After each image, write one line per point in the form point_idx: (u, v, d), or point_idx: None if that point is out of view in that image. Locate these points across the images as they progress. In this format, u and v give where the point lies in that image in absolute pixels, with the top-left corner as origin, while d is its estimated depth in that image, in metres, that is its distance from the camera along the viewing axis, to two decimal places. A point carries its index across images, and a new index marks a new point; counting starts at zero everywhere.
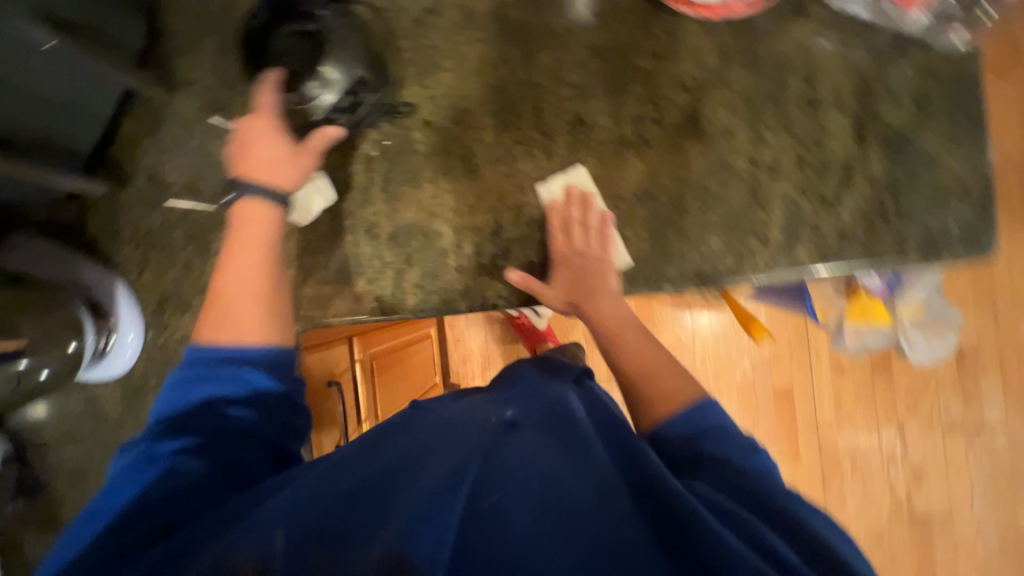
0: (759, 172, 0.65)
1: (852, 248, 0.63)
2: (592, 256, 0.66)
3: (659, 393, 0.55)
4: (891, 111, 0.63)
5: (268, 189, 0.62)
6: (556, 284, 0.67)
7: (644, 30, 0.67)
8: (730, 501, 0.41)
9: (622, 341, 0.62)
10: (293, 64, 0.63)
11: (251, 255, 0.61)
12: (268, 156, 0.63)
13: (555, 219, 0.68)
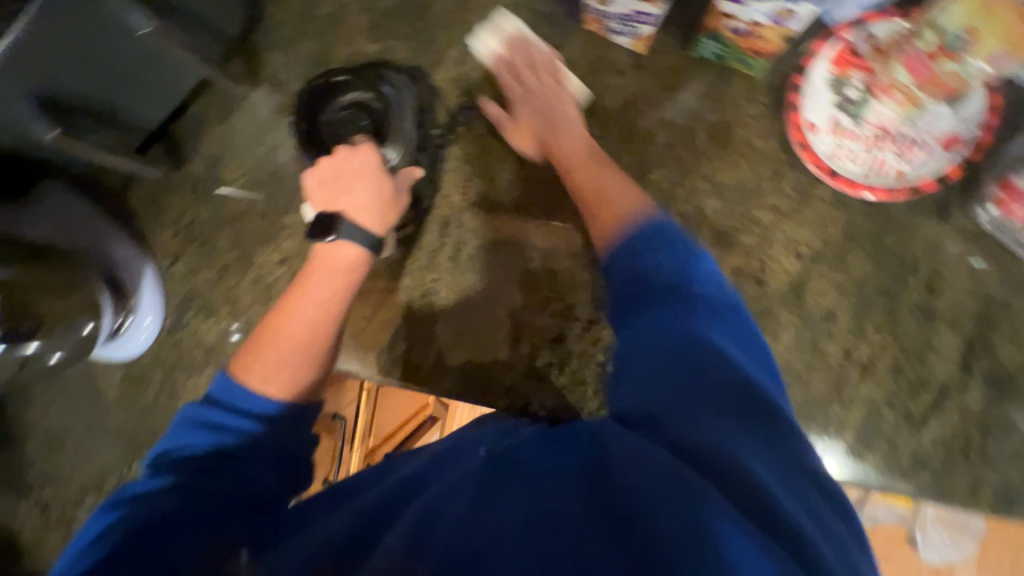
0: (849, 366, 0.60)
1: (923, 475, 0.59)
2: (544, 91, 0.64)
3: (606, 218, 0.54)
4: (1008, 347, 0.58)
5: (364, 229, 0.55)
6: (520, 123, 0.65)
7: (771, 180, 0.62)
8: (675, 417, 0.35)
9: (584, 173, 0.59)
10: (349, 135, 0.60)
11: (308, 303, 0.53)
12: (355, 193, 0.56)
13: (501, 69, 0.66)
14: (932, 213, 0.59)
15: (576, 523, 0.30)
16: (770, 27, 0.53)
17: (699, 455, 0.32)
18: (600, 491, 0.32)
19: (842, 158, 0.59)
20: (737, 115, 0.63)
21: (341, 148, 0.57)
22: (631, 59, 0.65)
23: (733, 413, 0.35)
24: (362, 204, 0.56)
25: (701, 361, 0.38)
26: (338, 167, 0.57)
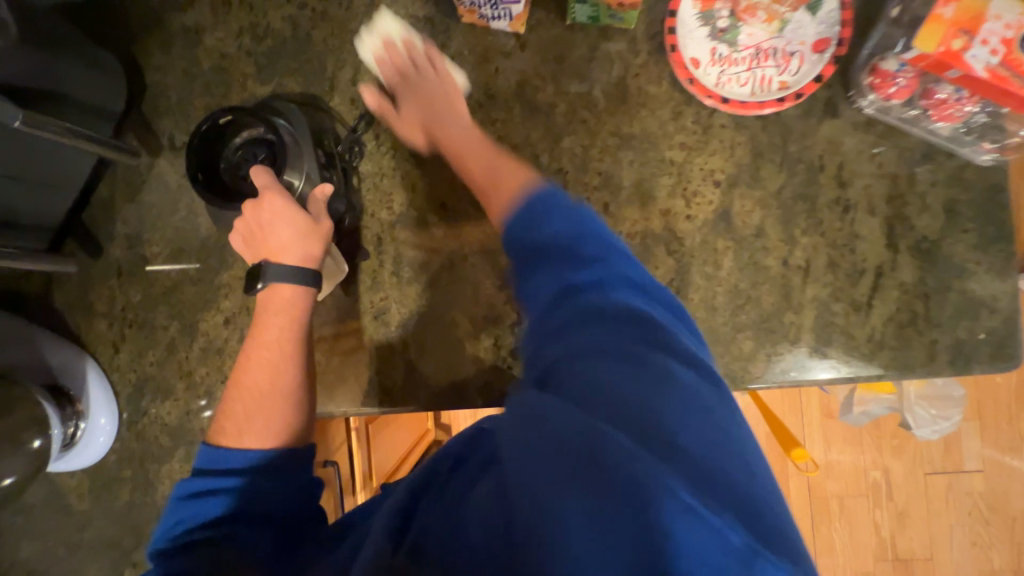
0: (791, 274, 0.63)
1: (882, 356, 0.62)
2: (432, 78, 0.63)
3: (496, 187, 0.54)
4: (923, 218, 0.61)
5: (293, 273, 0.57)
6: (404, 112, 0.63)
7: (673, 120, 0.64)
8: (598, 367, 0.37)
9: (461, 161, 0.60)
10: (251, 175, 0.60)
11: (264, 365, 0.56)
12: (273, 239, 0.56)
13: (386, 65, 0.65)
14: (823, 113, 0.62)
15: (533, 500, 0.31)
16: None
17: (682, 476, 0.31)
18: (553, 457, 0.32)
19: (729, 84, 0.62)
20: (626, 67, 0.65)
21: (246, 202, 0.56)
22: (514, 39, 0.66)
23: (655, 355, 0.37)
24: (286, 248, 0.56)
25: (610, 325, 0.39)
26: (250, 212, 0.56)
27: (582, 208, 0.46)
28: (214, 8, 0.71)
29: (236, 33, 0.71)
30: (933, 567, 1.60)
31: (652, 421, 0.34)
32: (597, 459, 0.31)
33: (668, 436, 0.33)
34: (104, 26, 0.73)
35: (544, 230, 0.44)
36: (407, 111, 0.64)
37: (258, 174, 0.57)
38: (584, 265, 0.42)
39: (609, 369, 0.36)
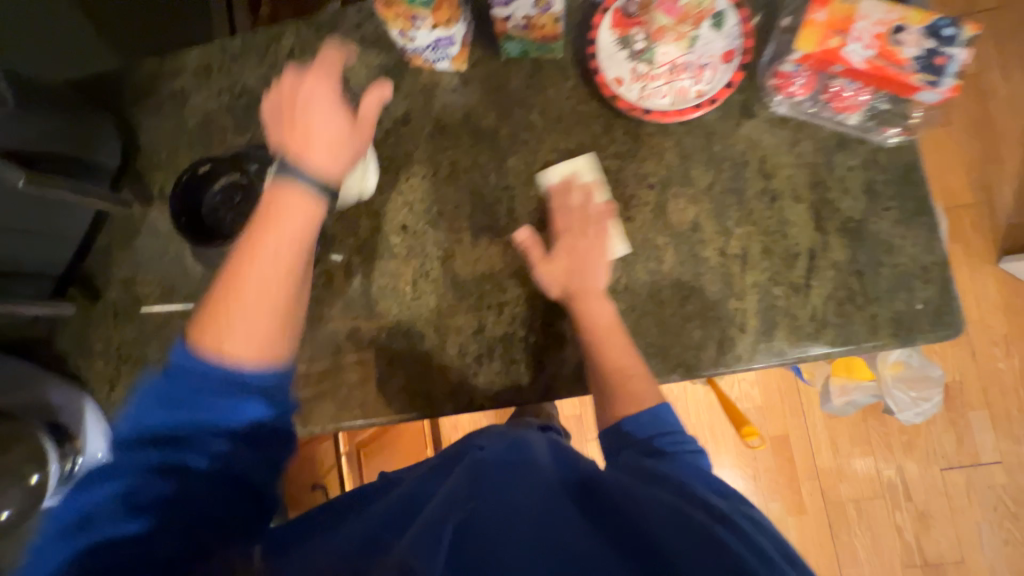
0: (730, 263, 0.67)
1: (827, 333, 0.64)
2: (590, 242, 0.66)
3: (625, 402, 0.59)
4: (846, 201, 0.65)
5: (317, 179, 0.57)
6: (556, 262, 0.66)
7: (606, 133, 0.71)
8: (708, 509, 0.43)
9: (603, 342, 0.63)
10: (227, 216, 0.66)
11: (275, 257, 0.55)
12: (315, 116, 0.58)
13: (555, 202, 0.69)
14: (740, 115, 0.68)
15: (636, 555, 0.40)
16: (540, 14, 0.63)
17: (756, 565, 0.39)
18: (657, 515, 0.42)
19: (651, 96, 0.69)
20: (559, 91, 0.72)
21: (290, 79, 0.60)
22: (458, 76, 0.74)
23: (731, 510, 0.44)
24: (331, 138, 0.58)
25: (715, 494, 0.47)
26: (303, 88, 0.59)
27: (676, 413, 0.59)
28: (198, 74, 0.81)
29: (217, 94, 0.81)
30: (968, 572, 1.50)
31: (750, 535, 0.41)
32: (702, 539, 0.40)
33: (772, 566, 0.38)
34: (102, 97, 0.83)
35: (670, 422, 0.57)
36: (556, 261, 0.66)
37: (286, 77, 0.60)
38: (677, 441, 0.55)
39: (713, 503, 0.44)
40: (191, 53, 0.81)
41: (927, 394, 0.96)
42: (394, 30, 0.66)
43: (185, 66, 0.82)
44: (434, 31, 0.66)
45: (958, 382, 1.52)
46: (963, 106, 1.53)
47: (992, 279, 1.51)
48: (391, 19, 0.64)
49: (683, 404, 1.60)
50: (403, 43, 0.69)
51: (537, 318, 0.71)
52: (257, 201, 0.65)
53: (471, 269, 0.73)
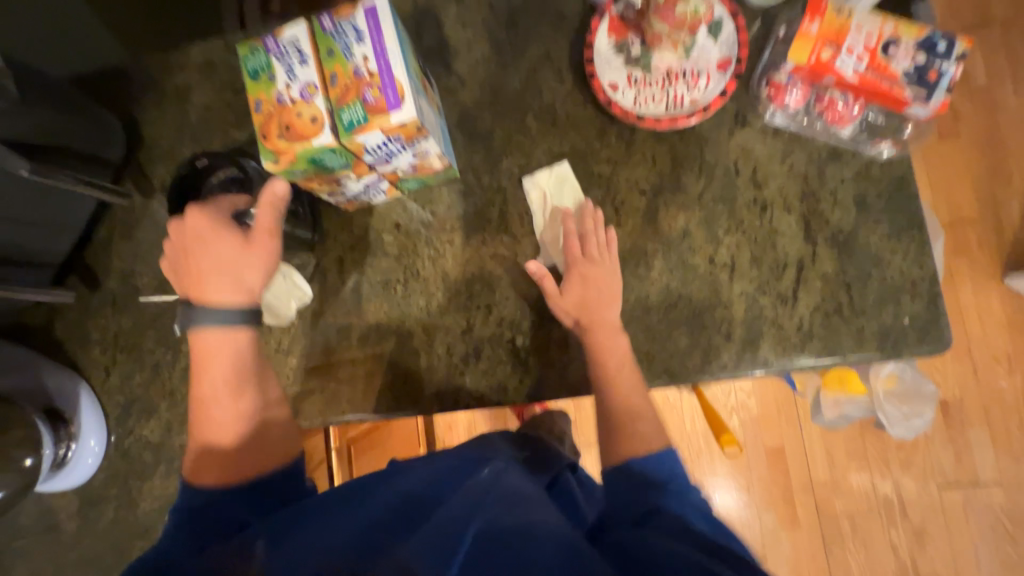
0: (718, 272, 0.67)
1: (813, 344, 0.64)
2: (601, 267, 0.66)
3: (620, 402, 0.62)
4: (835, 213, 0.65)
5: (238, 301, 0.62)
6: (567, 294, 0.65)
7: (598, 139, 0.71)
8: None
9: (605, 350, 0.63)
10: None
11: (223, 388, 0.62)
12: (236, 266, 0.61)
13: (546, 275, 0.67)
14: (733, 124, 0.68)
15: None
16: (422, 161, 0.63)
17: (744, 564, 0.41)
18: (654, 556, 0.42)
19: (645, 104, 0.69)
20: (554, 96, 0.73)
21: (221, 231, 0.61)
22: (455, 79, 0.75)
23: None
24: (233, 269, 0.61)
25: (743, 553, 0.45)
26: (220, 234, 0.61)
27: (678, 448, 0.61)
28: (201, 71, 0.83)
29: (219, 89, 0.82)
30: None
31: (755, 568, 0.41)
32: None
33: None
34: (110, 91, 0.85)
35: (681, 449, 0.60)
36: (567, 291, 0.65)
37: (212, 215, 0.62)
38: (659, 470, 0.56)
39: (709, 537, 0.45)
40: (195, 49, 0.83)
41: (915, 407, 0.97)
42: (323, 192, 0.65)
43: (189, 62, 0.83)
44: (361, 180, 0.63)
45: (957, 399, 1.50)
46: (972, 120, 1.51)
47: (996, 296, 1.49)
48: (317, 187, 0.63)
49: (678, 413, 1.58)
50: (337, 196, 0.68)
51: (525, 321, 0.71)
52: (249, 201, 0.65)
53: (463, 270, 0.73)
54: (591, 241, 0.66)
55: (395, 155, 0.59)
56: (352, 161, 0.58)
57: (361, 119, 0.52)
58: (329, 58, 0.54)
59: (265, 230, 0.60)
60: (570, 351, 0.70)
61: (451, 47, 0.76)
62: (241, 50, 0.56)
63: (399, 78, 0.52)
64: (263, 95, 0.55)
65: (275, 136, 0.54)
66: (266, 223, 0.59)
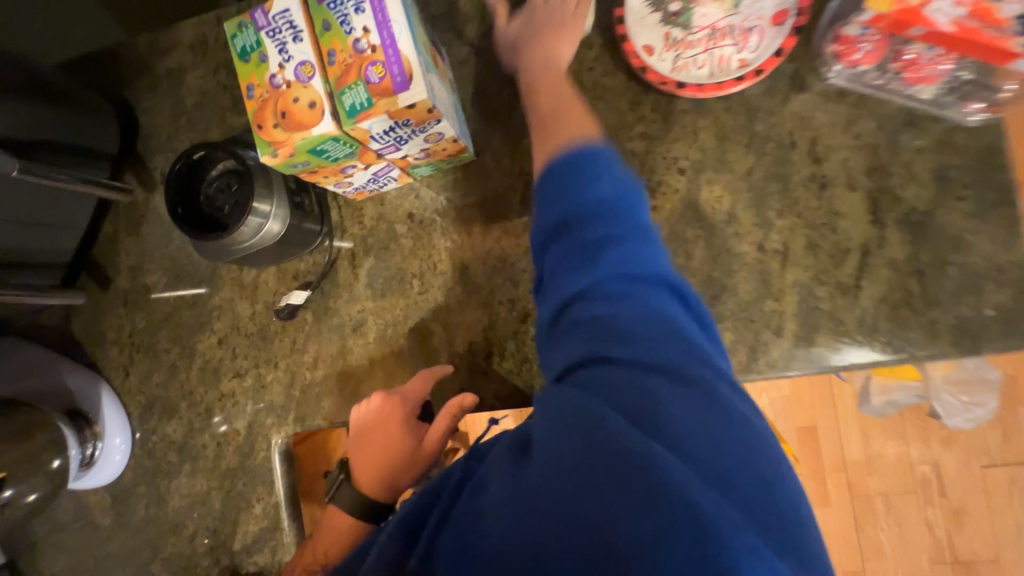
0: (769, 260, 0.59)
1: (877, 340, 0.57)
2: (546, 30, 0.60)
3: (557, 106, 0.54)
4: (908, 189, 0.57)
5: (385, 490, 0.63)
6: (511, 30, 0.62)
7: (631, 111, 0.63)
8: (656, 369, 0.36)
9: (541, 97, 0.56)
10: (226, 204, 0.63)
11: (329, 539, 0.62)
12: (402, 455, 0.63)
13: None
14: (789, 88, 0.59)
15: (556, 507, 0.31)
16: (437, 143, 0.56)
17: (720, 452, 0.32)
18: (595, 464, 0.31)
19: (686, 68, 0.60)
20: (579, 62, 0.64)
21: (403, 413, 0.63)
22: (468, 47, 0.67)
23: (686, 363, 0.36)
24: (400, 458, 0.63)
25: (657, 331, 0.38)
26: (399, 415, 0.63)
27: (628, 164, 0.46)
28: (194, 49, 0.76)
29: (213, 69, 0.76)
30: (999, 569, 1.42)
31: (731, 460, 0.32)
32: (637, 473, 0.30)
33: (723, 456, 0.32)
34: (101, 77, 0.79)
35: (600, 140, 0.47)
36: (513, 23, 0.62)
37: (395, 400, 0.64)
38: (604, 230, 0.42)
39: (673, 394, 0.35)
40: (186, 25, 0.76)
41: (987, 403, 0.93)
42: (329, 183, 0.60)
43: (180, 42, 0.77)
44: (369, 169, 0.58)
45: (1009, 377, 1.41)
46: None
47: None
48: (323, 179, 0.58)
49: None
50: (344, 187, 0.63)
51: None
52: (251, 194, 0.60)
53: (482, 262, 0.67)
54: None
55: (406, 140, 0.53)
56: (358, 150, 0.52)
57: (365, 103, 0.46)
58: (326, 31, 0.47)
59: (440, 433, 0.63)
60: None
61: (462, 11, 0.67)
62: (228, 27, 0.50)
63: (406, 51, 0.45)
64: (256, 79, 0.49)
65: (270, 125, 0.48)
66: (440, 431, 0.63)
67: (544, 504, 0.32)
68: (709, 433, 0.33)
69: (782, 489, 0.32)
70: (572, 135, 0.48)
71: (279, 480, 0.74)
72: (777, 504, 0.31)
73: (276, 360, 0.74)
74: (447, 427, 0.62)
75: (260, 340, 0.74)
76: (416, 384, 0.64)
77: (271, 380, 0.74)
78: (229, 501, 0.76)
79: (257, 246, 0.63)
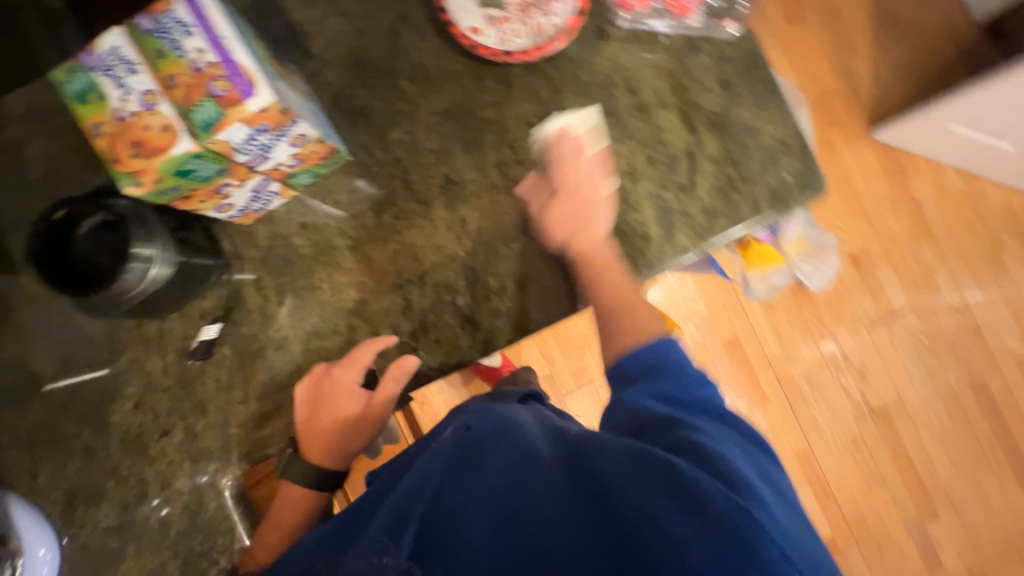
0: (621, 180, 0.70)
1: (719, 221, 0.70)
2: (580, 189, 0.66)
3: (604, 305, 0.65)
4: (705, 98, 0.70)
5: (335, 454, 0.70)
6: (559, 218, 0.66)
7: (477, 85, 0.71)
8: (694, 427, 0.50)
9: (600, 273, 0.65)
10: (104, 257, 0.62)
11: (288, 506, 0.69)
12: (349, 422, 0.69)
13: (554, 158, 0.67)
14: (595, 39, 0.71)
15: (660, 532, 0.41)
16: (305, 147, 0.60)
17: (762, 493, 0.45)
18: (686, 499, 0.42)
19: (510, 39, 0.69)
20: (421, 54, 0.72)
21: (347, 386, 0.68)
22: (317, 61, 0.72)
23: (741, 456, 0.49)
24: (347, 426, 0.69)
25: (692, 400, 0.54)
26: (343, 386, 0.68)
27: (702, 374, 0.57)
28: (29, 120, 0.73)
29: (57, 135, 0.73)
30: (907, 408, 1.67)
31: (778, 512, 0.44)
32: (731, 522, 0.40)
33: (777, 510, 0.44)
34: None
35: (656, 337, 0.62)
36: (552, 214, 0.66)
37: (338, 374, 0.68)
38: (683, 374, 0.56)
39: (734, 461, 0.47)
40: (14, 97, 0.73)
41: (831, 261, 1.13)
42: (209, 208, 0.62)
43: (12, 114, 0.74)
44: (245, 185, 0.60)
45: (862, 249, 1.70)
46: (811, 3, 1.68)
47: (868, 152, 1.70)
48: (201, 204, 0.59)
49: None
50: (226, 210, 0.65)
51: (459, 280, 0.71)
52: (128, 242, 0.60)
53: (382, 249, 0.72)
54: (572, 156, 0.66)
55: (271, 148, 0.56)
56: (226, 165, 0.54)
57: (216, 116, 0.49)
58: (161, 59, 0.50)
59: (382, 401, 0.69)
60: (512, 299, 0.70)
61: (302, 29, 0.72)
62: (57, 73, 0.51)
63: (245, 63, 0.49)
64: (100, 118, 0.50)
65: (127, 156, 0.50)
66: (385, 398, 0.69)
67: (648, 524, 0.41)
68: (760, 488, 0.45)
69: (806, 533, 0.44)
70: (629, 342, 0.62)
71: (239, 522, 0.72)
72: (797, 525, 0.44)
73: (204, 405, 0.72)
74: (392, 393, 0.68)
75: (181, 390, 0.72)
76: (359, 358, 0.68)
77: (202, 427, 0.72)
78: (188, 565, 0.72)
79: (148, 290, 0.62)
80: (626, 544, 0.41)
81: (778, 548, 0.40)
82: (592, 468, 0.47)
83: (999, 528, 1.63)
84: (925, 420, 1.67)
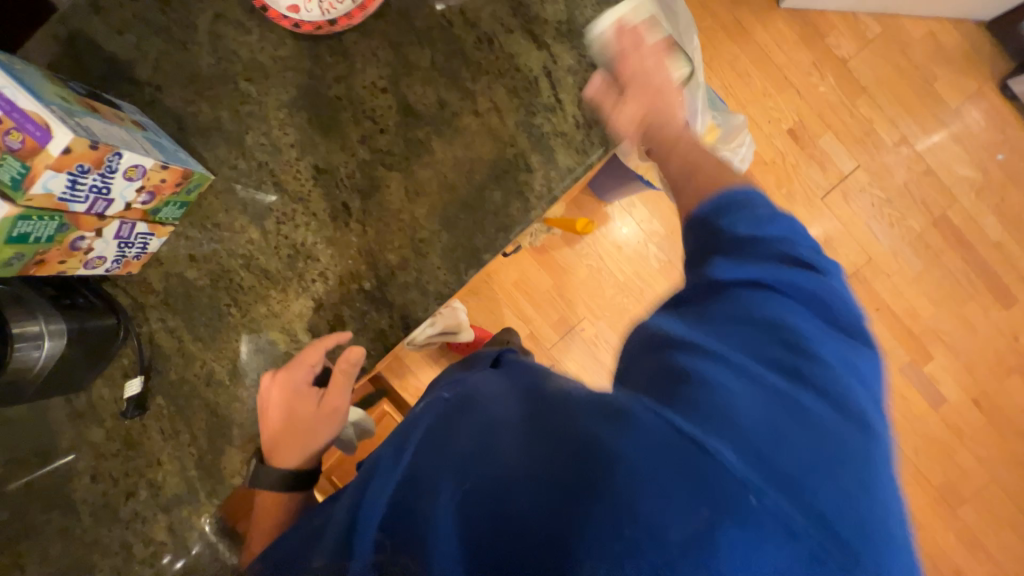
0: (488, 117, 0.68)
1: (595, 130, 0.68)
2: (659, 75, 0.67)
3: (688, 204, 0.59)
4: (550, 8, 0.67)
5: (308, 455, 0.67)
6: (630, 104, 0.66)
7: (316, 64, 0.68)
8: (696, 351, 0.43)
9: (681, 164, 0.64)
10: None
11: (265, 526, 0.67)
12: (310, 421, 0.66)
13: (628, 37, 0.67)
14: None
15: (640, 488, 0.36)
16: (146, 177, 0.58)
17: (802, 456, 0.37)
18: (687, 465, 0.36)
19: (331, 6, 0.65)
20: (250, 49, 0.68)
21: (301, 384, 0.66)
22: (149, 87, 0.69)
23: (811, 400, 0.40)
24: (310, 428, 0.66)
25: (766, 311, 0.45)
26: (293, 385, 0.66)
27: (795, 302, 0.46)
28: None
29: None
30: (879, 265, 1.67)
31: (815, 479, 0.37)
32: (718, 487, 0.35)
33: (807, 474, 0.37)
34: None
35: (715, 269, 0.49)
36: (629, 98, 0.66)
37: (288, 373, 0.66)
38: (769, 298, 0.46)
39: (784, 411, 0.39)
40: None
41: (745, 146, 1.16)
42: (78, 270, 0.61)
43: None
44: (104, 235, 0.59)
45: (799, 122, 1.67)
46: None
47: (780, 22, 1.65)
48: (63, 264, 0.59)
49: (604, 276, 1.63)
50: (101, 267, 0.63)
51: (361, 267, 0.70)
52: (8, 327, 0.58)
53: (278, 260, 0.70)
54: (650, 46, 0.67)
55: (109, 189, 0.55)
56: (65, 219, 0.54)
57: (22, 171, 0.48)
58: None
59: (336, 392, 0.66)
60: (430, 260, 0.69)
61: (123, 59, 0.69)
62: None
63: (32, 107, 0.47)
64: None
65: None
66: (337, 390, 0.66)
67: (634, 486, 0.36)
68: (803, 449, 0.38)
69: (852, 511, 0.36)
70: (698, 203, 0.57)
71: (227, 554, 0.73)
72: (835, 500, 0.36)
73: (158, 457, 0.72)
74: (347, 385, 0.66)
75: (131, 450, 0.72)
76: (307, 358, 0.66)
77: (164, 478, 0.73)
78: None
79: (51, 362, 0.63)
80: (590, 509, 0.36)
81: (773, 508, 0.35)
82: (568, 445, 0.41)
83: (991, 351, 1.67)
84: (900, 271, 1.67)
